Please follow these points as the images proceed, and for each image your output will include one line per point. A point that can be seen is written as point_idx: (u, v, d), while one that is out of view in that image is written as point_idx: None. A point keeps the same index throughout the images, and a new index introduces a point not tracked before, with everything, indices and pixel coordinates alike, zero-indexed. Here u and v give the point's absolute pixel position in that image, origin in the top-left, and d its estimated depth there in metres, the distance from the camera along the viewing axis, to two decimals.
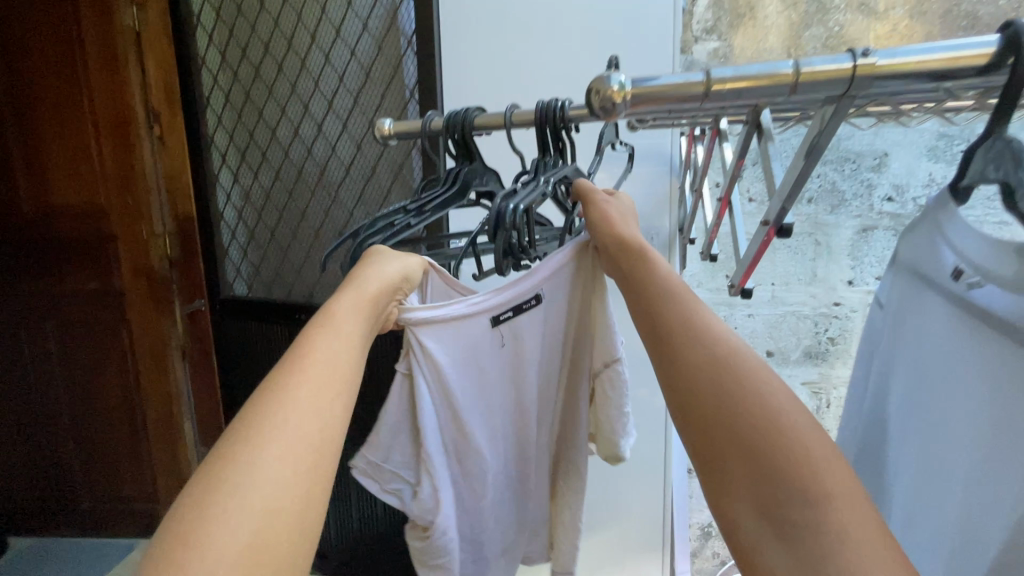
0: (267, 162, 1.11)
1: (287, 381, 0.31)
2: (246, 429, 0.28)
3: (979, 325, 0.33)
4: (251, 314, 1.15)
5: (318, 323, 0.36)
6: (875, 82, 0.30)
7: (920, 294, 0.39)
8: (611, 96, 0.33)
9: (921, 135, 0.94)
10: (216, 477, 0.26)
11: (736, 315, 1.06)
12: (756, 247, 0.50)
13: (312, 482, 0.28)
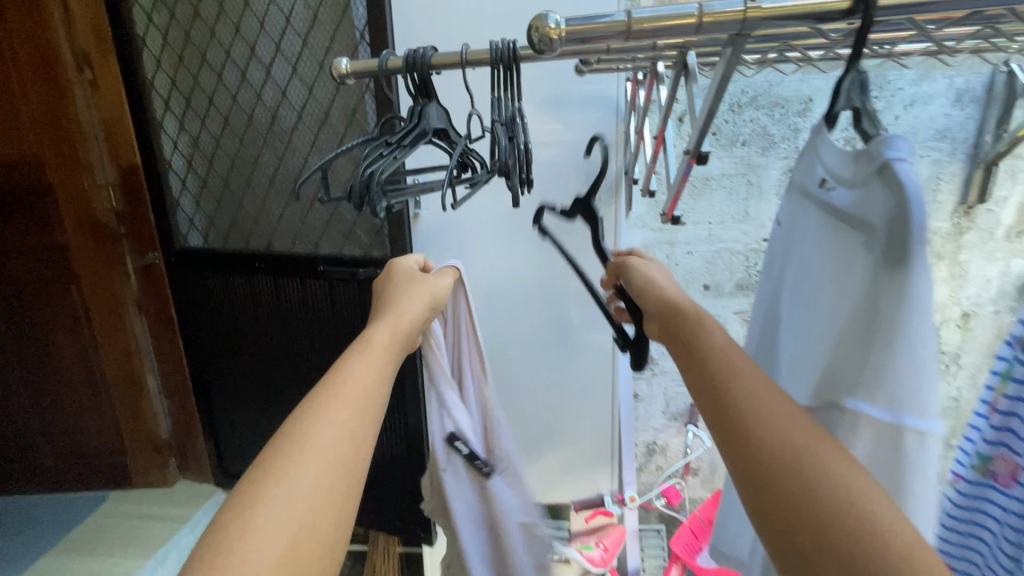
0: (215, 109, 1.08)
1: (332, 388, 0.41)
2: (298, 421, 0.38)
3: (836, 221, 0.44)
4: (210, 264, 1.15)
5: (361, 347, 0.45)
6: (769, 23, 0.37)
7: (802, 206, 0.49)
8: (548, 33, 0.39)
9: (841, 81, 1.03)
10: (282, 456, 0.36)
11: (677, 253, 1.16)
12: (680, 179, 0.60)
13: (348, 473, 0.37)
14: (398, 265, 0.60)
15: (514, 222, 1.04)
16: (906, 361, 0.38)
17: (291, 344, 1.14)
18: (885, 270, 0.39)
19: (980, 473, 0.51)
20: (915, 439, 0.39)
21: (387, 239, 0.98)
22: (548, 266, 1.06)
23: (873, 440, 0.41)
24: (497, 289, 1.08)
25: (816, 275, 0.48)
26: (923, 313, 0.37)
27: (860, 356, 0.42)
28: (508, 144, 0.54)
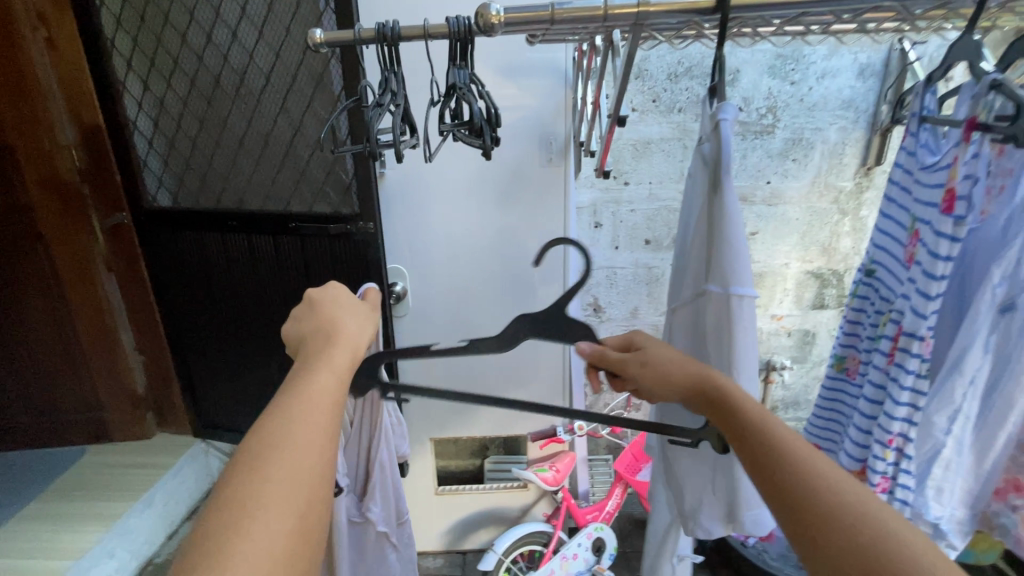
0: (180, 70, 1.10)
1: (287, 420, 0.41)
2: (255, 458, 0.38)
3: (703, 169, 0.62)
4: (182, 223, 1.19)
5: (316, 372, 0.45)
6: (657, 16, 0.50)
7: (689, 162, 0.66)
8: (490, 19, 0.53)
9: (762, 55, 1.16)
10: (241, 496, 0.36)
11: (622, 211, 1.29)
12: (608, 136, 0.78)
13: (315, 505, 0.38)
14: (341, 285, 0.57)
15: (473, 181, 1.14)
16: (727, 246, 0.58)
17: (266, 298, 1.21)
18: (713, 190, 0.58)
19: (839, 369, 0.71)
20: (735, 301, 0.58)
21: (355, 196, 1.05)
22: (505, 223, 1.17)
23: (715, 308, 0.60)
24: (459, 244, 1.18)
25: (691, 208, 0.65)
26: (734, 214, 0.57)
27: (707, 249, 0.61)
28: (480, 106, 0.63)
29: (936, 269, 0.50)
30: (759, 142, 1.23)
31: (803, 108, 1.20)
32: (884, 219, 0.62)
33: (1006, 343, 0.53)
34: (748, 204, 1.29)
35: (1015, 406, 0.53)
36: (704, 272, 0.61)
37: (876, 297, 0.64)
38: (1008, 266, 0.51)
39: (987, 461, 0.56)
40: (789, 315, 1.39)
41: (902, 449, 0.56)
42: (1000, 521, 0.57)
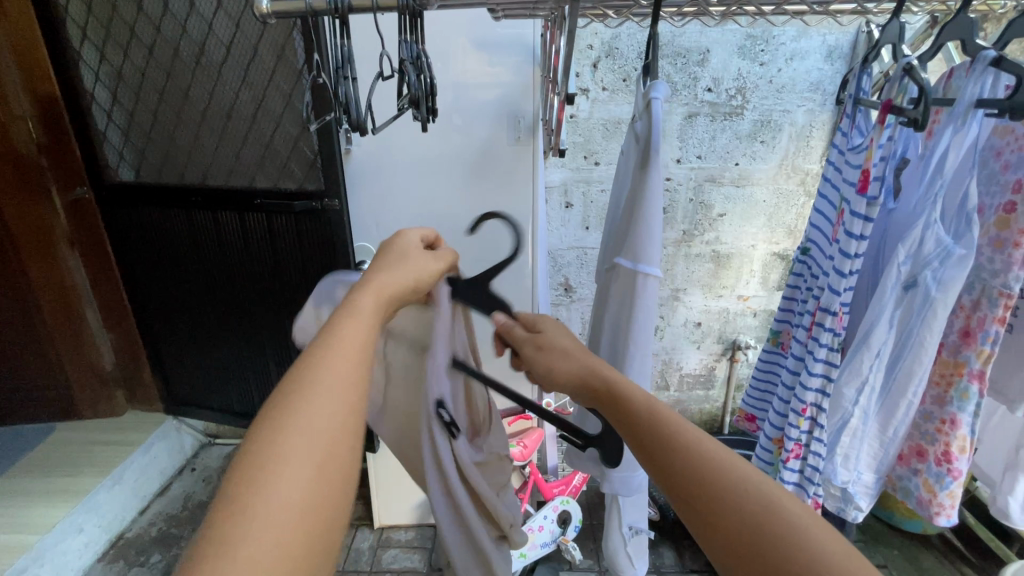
0: (137, 39, 1.06)
1: (318, 372, 0.39)
2: (279, 413, 0.37)
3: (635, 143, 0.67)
4: (145, 199, 1.18)
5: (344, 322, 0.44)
6: None
7: (626, 138, 0.71)
8: None
9: (733, 35, 1.16)
10: (261, 451, 0.35)
11: (593, 191, 1.29)
12: (557, 112, 0.86)
13: (340, 455, 0.37)
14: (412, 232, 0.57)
15: (441, 158, 1.13)
16: (641, 225, 0.62)
17: (233, 275, 1.20)
18: (641, 167, 0.62)
19: (774, 344, 0.83)
20: (641, 278, 0.62)
21: (320, 173, 1.04)
22: (474, 201, 1.17)
23: (622, 282, 0.64)
24: (427, 222, 1.18)
25: (626, 182, 0.70)
26: (652, 192, 0.61)
27: (626, 225, 0.64)
28: (415, 79, 0.62)
29: (850, 247, 0.58)
30: (729, 123, 1.23)
31: (771, 90, 1.20)
32: (819, 204, 0.71)
33: (908, 321, 0.59)
34: (716, 185, 1.30)
35: (914, 377, 0.59)
36: (621, 245, 0.66)
37: (808, 275, 0.75)
38: (912, 245, 0.57)
39: (890, 429, 0.62)
40: (755, 296, 1.42)
41: (815, 417, 0.64)
42: (903, 484, 0.68)
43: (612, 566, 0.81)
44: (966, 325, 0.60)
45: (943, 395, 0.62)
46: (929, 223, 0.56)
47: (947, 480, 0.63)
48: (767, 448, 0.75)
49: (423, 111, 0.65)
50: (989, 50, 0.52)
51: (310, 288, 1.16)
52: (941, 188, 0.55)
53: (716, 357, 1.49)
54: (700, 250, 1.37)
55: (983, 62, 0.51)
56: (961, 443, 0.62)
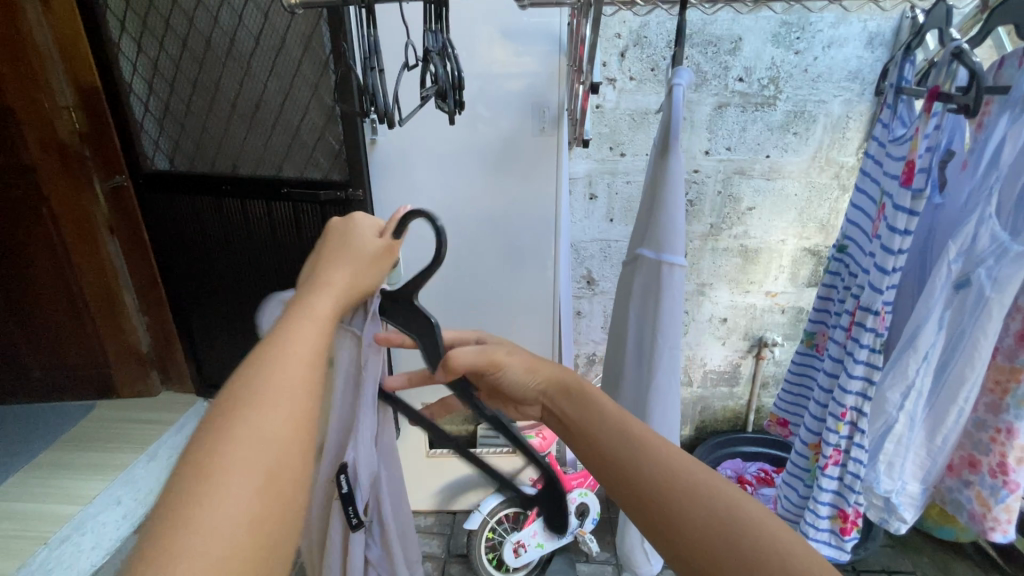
0: (172, 31, 1.09)
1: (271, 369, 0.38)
2: (223, 420, 0.35)
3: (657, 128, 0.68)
4: (179, 188, 1.21)
5: (292, 321, 0.41)
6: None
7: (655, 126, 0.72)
8: None
9: (766, 23, 1.12)
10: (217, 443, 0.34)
11: (618, 183, 1.27)
12: (581, 102, 0.85)
13: (290, 459, 0.35)
14: (364, 217, 0.50)
15: (466, 149, 1.13)
16: (663, 213, 0.63)
17: (261, 263, 1.23)
18: (660, 155, 0.63)
19: (808, 346, 0.81)
20: (666, 268, 0.64)
21: (344, 163, 1.05)
22: (497, 192, 1.16)
23: (647, 272, 0.65)
24: (450, 213, 1.18)
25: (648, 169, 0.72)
26: (673, 180, 0.62)
27: (648, 212, 0.66)
28: (441, 70, 0.62)
29: (892, 243, 0.56)
30: (761, 114, 1.20)
31: (806, 79, 1.16)
32: (858, 201, 0.69)
33: (958, 322, 0.57)
34: (746, 178, 1.26)
35: (964, 383, 0.57)
36: (641, 236, 0.67)
37: (844, 274, 0.73)
38: (964, 241, 0.54)
39: (939, 436, 0.60)
40: (784, 292, 1.38)
41: (855, 422, 0.63)
42: (955, 496, 0.65)
43: (628, 562, 0.84)
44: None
45: (997, 403, 0.60)
46: (982, 218, 0.53)
47: (1003, 492, 0.60)
48: (802, 455, 0.73)
49: (449, 102, 0.65)
50: None
51: None
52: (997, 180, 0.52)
53: (741, 354, 1.47)
54: (727, 244, 1.33)
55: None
56: (1019, 454, 0.59)
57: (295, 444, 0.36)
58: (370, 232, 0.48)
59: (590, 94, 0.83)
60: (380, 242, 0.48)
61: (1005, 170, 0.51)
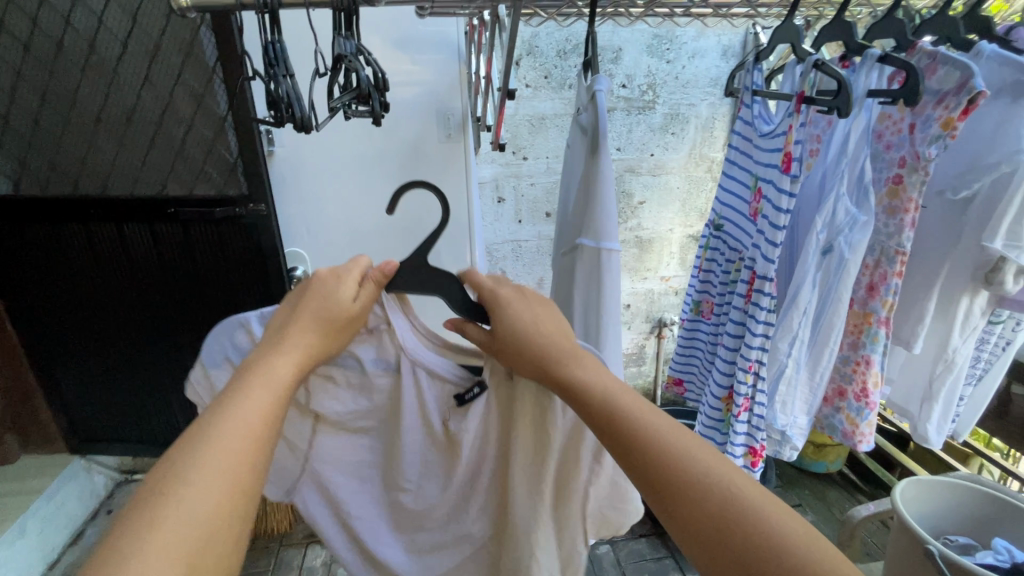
0: (7, 34, 0.93)
1: (199, 454, 0.38)
2: (166, 481, 0.37)
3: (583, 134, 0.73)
4: (33, 213, 1.03)
5: (248, 387, 0.42)
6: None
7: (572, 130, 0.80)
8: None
9: (640, 35, 1.25)
10: (132, 537, 0.34)
11: (523, 185, 1.34)
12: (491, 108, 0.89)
13: (207, 555, 0.36)
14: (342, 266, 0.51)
15: (371, 158, 1.11)
16: (601, 205, 0.66)
17: (146, 291, 1.09)
18: (589, 155, 0.66)
19: (696, 313, 0.92)
20: (605, 254, 0.66)
21: (241, 177, 1.00)
22: (407, 199, 1.16)
23: (588, 260, 0.68)
24: (361, 222, 1.16)
25: (576, 170, 0.76)
26: (605, 176, 0.65)
27: (585, 206, 0.68)
28: (365, 73, 0.61)
29: (778, 220, 0.66)
30: (643, 117, 1.33)
31: (678, 85, 1.31)
32: (733, 185, 0.80)
33: (827, 280, 0.69)
34: (635, 176, 1.39)
35: (834, 329, 0.70)
36: (580, 224, 0.71)
37: (724, 249, 0.84)
38: (827, 216, 0.66)
39: (818, 375, 0.73)
40: (677, 276, 1.54)
41: (757, 372, 0.72)
42: (831, 421, 0.80)
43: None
44: (872, 280, 0.71)
45: (857, 341, 0.74)
46: (839, 196, 0.65)
47: (866, 412, 0.75)
48: (715, 408, 0.83)
49: (375, 105, 0.64)
50: (874, 49, 0.60)
51: (238, 302, 1.11)
52: (848, 165, 0.64)
53: (645, 335, 1.61)
54: (624, 236, 1.46)
55: (870, 60, 0.60)
56: (875, 380, 0.73)
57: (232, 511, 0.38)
58: (348, 285, 0.50)
59: (508, 100, 0.78)
60: (354, 307, 0.50)
61: (852, 155, 0.64)
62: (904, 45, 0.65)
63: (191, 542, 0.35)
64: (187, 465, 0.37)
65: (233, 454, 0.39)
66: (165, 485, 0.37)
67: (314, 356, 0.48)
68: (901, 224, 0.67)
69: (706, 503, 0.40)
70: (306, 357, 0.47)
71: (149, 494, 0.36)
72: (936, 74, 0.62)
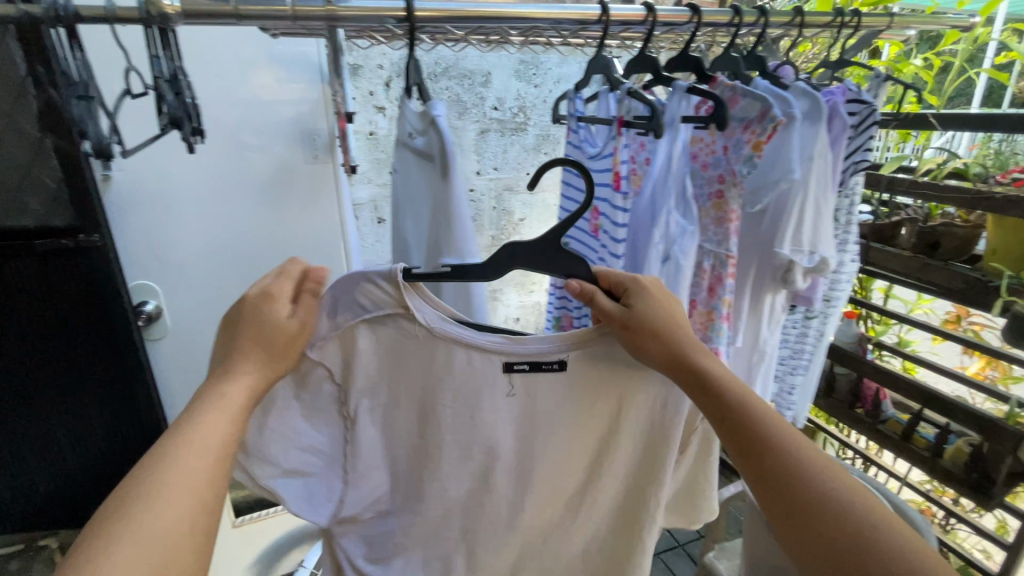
0: None
1: (168, 472, 0.44)
2: (139, 496, 0.42)
3: (422, 157, 0.81)
4: None
5: (202, 415, 0.49)
6: (350, 17, 0.58)
7: (403, 155, 0.84)
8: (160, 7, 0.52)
9: (508, 60, 1.31)
10: (112, 537, 0.40)
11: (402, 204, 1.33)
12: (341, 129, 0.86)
13: (178, 563, 0.42)
14: (252, 291, 0.55)
15: (230, 181, 1.04)
16: (455, 219, 0.77)
17: None
18: (443, 175, 0.77)
19: (558, 328, 0.97)
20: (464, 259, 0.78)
21: (69, 204, 0.89)
22: (275, 225, 1.10)
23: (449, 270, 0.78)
24: (224, 252, 1.08)
25: (424, 192, 0.84)
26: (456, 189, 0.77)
27: (440, 221, 0.78)
28: (168, 97, 0.57)
29: (616, 233, 0.73)
30: (516, 137, 1.39)
31: (546, 108, 1.39)
32: (577, 204, 0.85)
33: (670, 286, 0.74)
34: (514, 194, 1.44)
35: None
36: (436, 237, 0.80)
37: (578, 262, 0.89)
38: (661, 228, 0.72)
39: None
40: None
41: None
42: None
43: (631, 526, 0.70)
44: (711, 282, 0.77)
45: (706, 335, 0.80)
46: (667, 211, 0.71)
47: None
48: None
49: (185, 131, 0.60)
50: (681, 81, 0.66)
51: (73, 346, 0.98)
52: (672, 181, 0.70)
53: None
54: None
55: (680, 90, 0.66)
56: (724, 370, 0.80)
57: (191, 530, 0.43)
58: (285, 303, 0.56)
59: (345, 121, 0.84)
60: (291, 322, 0.56)
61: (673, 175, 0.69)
62: (704, 78, 0.69)
63: (154, 555, 0.40)
64: (158, 480, 0.44)
65: (198, 473, 0.46)
66: (130, 502, 0.42)
67: (266, 383, 0.55)
68: (727, 232, 0.73)
69: (832, 513, 0.48)
70: (259, 376, 0.54)
71: (124, 504, 0.42)
72: (738, 104, 0.66)
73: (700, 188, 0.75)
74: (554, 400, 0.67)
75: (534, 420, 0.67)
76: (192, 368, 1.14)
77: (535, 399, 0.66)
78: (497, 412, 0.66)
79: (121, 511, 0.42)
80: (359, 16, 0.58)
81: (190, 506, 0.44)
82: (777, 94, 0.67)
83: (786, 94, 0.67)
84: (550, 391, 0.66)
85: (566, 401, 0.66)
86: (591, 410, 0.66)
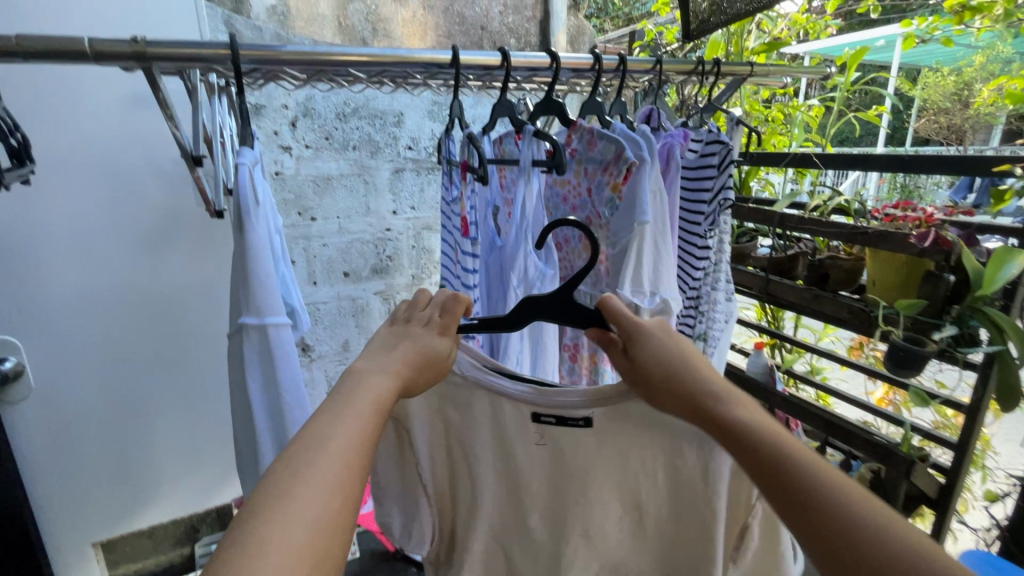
0: None
1: (322, 441, 0.40)
2: (280, 474, 0.38)
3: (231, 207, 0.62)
4: None
5: (351, 391, 0.46)
6: (163, 54, 0.56)
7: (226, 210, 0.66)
8: None
9: (421, 101, 1.32)
10: (271, 505, 0.35)
11: (313, 246, 1.28)
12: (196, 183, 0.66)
13: (334, 548, 0.36)
14: (441, 303, 0.57)
15: (108, 228, 0.95)
16: (255, 281, 0.62)
17: None
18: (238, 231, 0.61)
19: None
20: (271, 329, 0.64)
21: None
22: (161, 273, 1.02)
23: (255, 340, 0.65)
24: (98, 306, 0.98)
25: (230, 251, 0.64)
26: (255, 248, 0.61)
27: (240, 283, 0.63)
28: None
29: (468, 279, 0.71)
30: (433, 177, 1.38)
31: None
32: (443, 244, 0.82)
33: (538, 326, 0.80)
34: (433, 232, 1.43)
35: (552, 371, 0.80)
36: (242, 302, 0.64)
37: None
38: (520, 272, 0.69)
39: None
40: None
41: None
42: None
43: None
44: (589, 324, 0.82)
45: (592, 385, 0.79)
46: (526, 253, 0.68)
47: None
48: None
49: None
50: (529, 124, 0.64)
51: None
52: (531, 226, 0.68)
53: None
54: None
55: (529, 135, 0.64)
56: None
57: (338, 530, 0.37)
58: (448, 339, 0.56)
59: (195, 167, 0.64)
60: (445, 343, 0.55)
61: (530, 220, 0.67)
62: (566, 122, 0.66)
63: (311, 537, 0.35)
64: (296, 458, 0.39)
65: (340, 444, 0.41)
66: (282, 474, 0.38)
67: (410, 385, 0.52)
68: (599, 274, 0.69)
69: None
70: (399, 382, 0.50)
71: (279, 475, 0.38)
72: (596, 146, 0.65)
73: (571, 230, 0.72)
74: (585, 459, 0.62)
75: (565, 474, 0.63)
76: (67, 434, 1.02)
77: (568, 453, 0.62)
78: (522, 460, 0.63)
79: (280, 479, 0.37)
80: (175, 54, 0.57)
81: (337, 484, 0.38)
82: (632, 137, 0.64)
83: (638, 137, 0.63)
84: (588, 448, 0.62)
85: (600, 463, 0.61)
86: (613, 466, 0.62)
